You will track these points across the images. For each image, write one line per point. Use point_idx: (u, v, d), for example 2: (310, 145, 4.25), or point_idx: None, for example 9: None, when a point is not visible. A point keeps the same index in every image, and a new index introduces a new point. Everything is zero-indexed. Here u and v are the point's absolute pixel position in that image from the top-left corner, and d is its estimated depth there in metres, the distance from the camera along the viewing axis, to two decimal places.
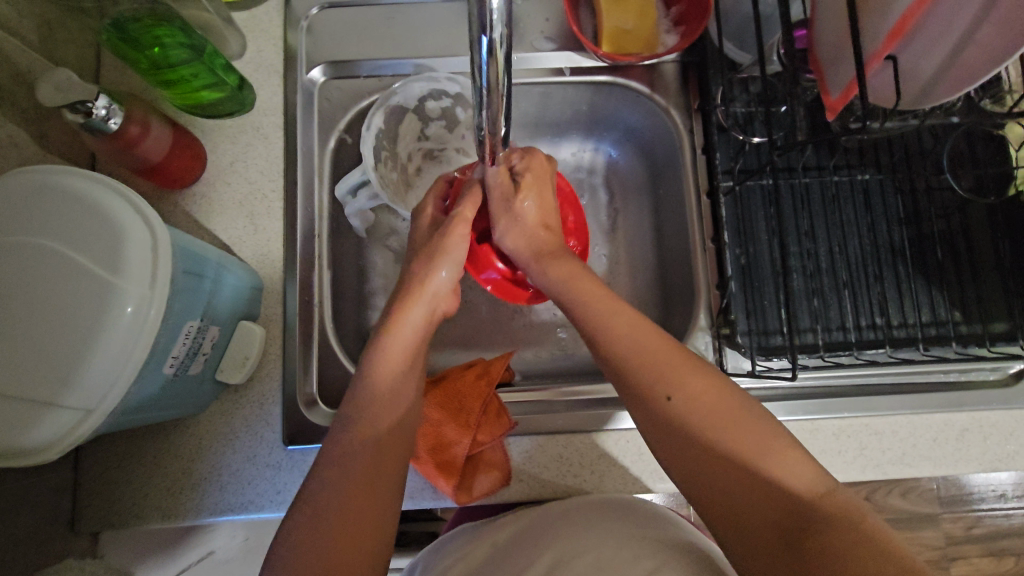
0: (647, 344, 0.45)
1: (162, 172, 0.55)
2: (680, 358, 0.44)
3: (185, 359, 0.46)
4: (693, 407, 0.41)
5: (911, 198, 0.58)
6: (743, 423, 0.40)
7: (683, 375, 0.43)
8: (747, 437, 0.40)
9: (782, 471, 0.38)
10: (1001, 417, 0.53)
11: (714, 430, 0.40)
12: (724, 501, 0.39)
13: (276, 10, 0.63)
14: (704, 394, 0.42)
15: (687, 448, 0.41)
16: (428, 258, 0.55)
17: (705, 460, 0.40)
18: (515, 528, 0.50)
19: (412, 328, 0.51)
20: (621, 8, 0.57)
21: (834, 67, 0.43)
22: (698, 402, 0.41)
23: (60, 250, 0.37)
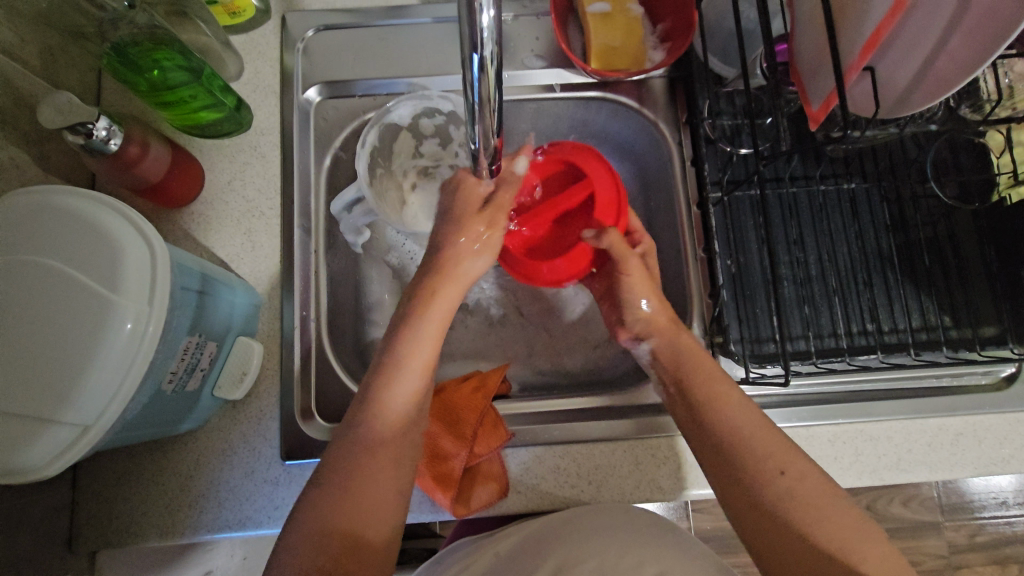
0: (698, 364, 0.52)
1: (162, 192, 0.56)
2: (742, 405, 0.48)
3: (183, 374, 0.46)
4: (737, 419, 0.47)
5: (897, 206, 0.59)
6: (798, 468, 0.44)
7: (728, 394, 0.49)
8: (779, 445, 0.45)
9: (825, 519, 0.41)
10: (994, 421, 0.54)
11: (750, 437, 0.46)
12: (769, 532, 0.42)
13: (273, 33, 0.65)
14: (755, 434, 0.46)
15: (739, 479, 0.45)
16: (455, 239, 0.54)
17: (737, 466, 0.45)
18: (515, 540, 0.50)
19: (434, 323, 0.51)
20: (608, 27, 0.59)
21: (815, 78, 0.44)
22: (739, 415, 0.48)
23: (59, 268, 0.37)
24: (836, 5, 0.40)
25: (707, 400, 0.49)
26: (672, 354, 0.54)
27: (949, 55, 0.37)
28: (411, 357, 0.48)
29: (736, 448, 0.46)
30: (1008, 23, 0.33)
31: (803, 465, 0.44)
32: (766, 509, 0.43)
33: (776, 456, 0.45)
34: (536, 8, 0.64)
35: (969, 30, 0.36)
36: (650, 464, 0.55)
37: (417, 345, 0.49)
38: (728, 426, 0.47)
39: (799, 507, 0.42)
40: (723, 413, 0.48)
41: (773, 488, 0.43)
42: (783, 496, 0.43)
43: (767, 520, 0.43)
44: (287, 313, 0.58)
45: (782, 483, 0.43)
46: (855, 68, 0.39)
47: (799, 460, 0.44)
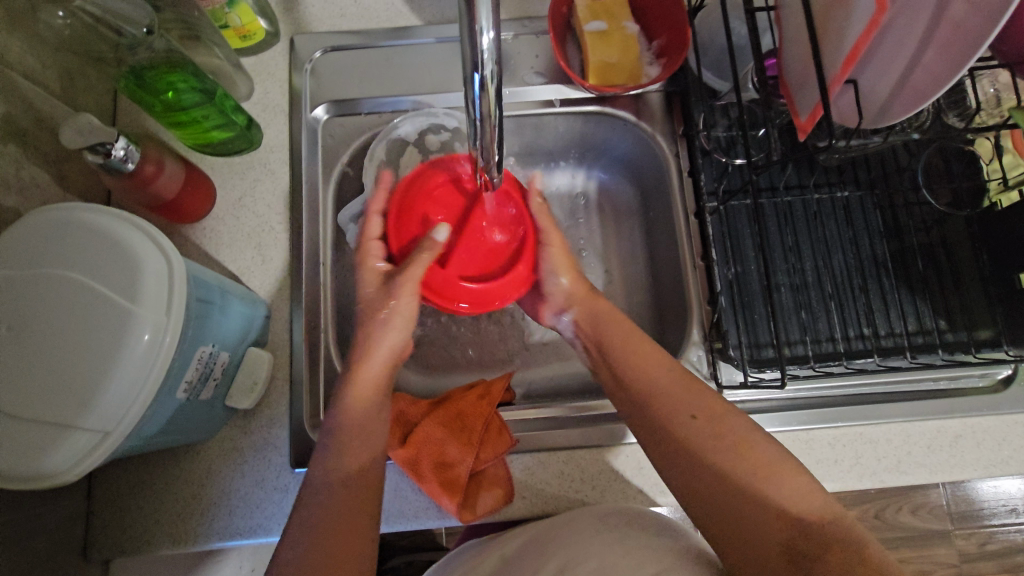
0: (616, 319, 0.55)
1: (174, 208, 0.58)
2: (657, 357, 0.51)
3: (197, 383, 0.48)
4: (647, 365, 0.50)
5: (891, 213, 0.61)
6: (726, 418, 0.45)
7: (638, 340, 0.53)
8: (689, 387, 0.48)
9: (772, 484, 0.41)
10: (992, 423, 0.55)
11: (661, 382, 0.49)
12: (725, 515, 0.42)
13: (283, 55, 0.67)
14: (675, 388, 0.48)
15: (663, 435, 0.47)
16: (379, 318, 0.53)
17: (653, 412, 0.48)
18: (522, 540, 0.51)
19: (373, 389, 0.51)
20: (606, 44, 0.60)
21: (802, 91, 0.45)
22: (651, 363, 0.51)
23: (81, 281, 0.39)
24: (820, 20, 0.42)
25: (623, 349, 0.52)
26: (591, 319, 0.56)
27: (925, 67, 0.39)
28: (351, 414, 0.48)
29: (650, 398, 0.48)
30: (979, 36, 0.35)
31: (713, 403, 0.47)
32: (680, 450, 0.45)
33: (686, 399, 0.47)
34: (536, 27, 0.66)
35: (943, 42, 0.38)
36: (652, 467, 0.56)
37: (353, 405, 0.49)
38: (639, 371, 0.50)
39: (711, 441, 0.44)
40: (638, 361, 0.51)
41: (686, 429, 0.46)
42: (696, 434, 0.45)
43: (688, 459, 0.45)
44: (296, 324, 0.60)
45: (694, 423, 0.46)
46: (838, 80, 0.40)
47: (707, 397, 0.47)
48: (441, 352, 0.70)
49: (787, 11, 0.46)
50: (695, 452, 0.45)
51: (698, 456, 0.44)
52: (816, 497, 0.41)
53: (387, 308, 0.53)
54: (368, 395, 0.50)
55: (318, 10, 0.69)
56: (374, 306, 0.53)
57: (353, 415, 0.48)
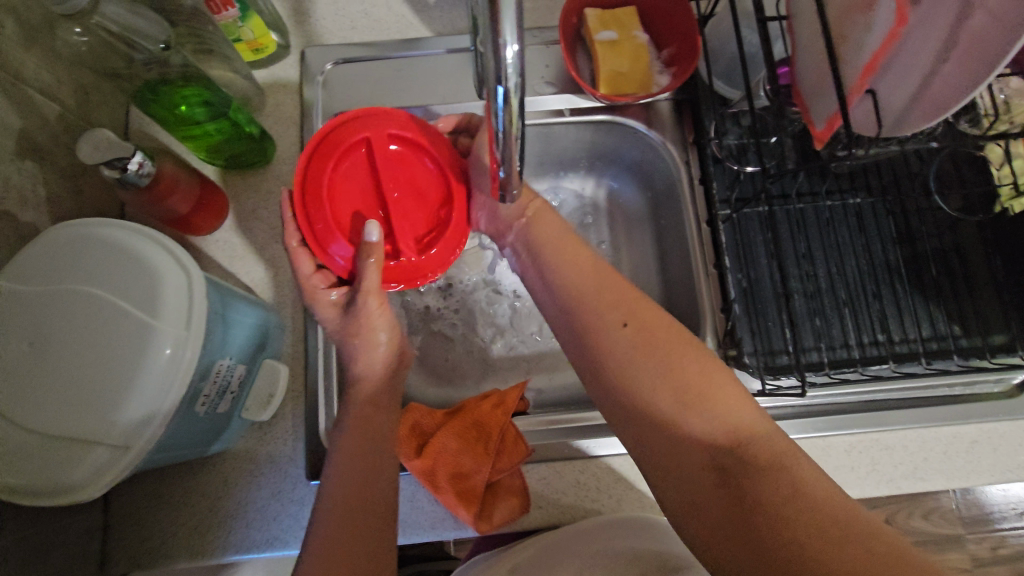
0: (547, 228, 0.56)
1: (188, 221, 0.58)
2: (603, 276, 0.50)
3: (215, 397, 0.48)
4: (579, 276, 0.51)
5: (903, 218, 0.61)
6: (675, 340, 0.45)
7: (569, 248, 0.53)
8: (629, 300, 0.48)
9: (716, 410, 0.41)
10: (1008, 428, 0.55)
11: (594, 295, 0.49)
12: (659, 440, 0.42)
13: (294, 68, 0.68)
14: (619, 301, 0.48)
15: (602, 355, 0.46)
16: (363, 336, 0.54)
17: (587, 320, 0.48)
18: (531, 553, 0.51)
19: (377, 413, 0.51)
20: (615, 53, 0.60)
21: (819, 101, 0.46)
22: (584, 274, 0.50)
23: (102, 297, 0.39)
24: (836, 31, 0.42)
25: (557, 258, 0.53)
26: (535, 235, 0.56)
27: (944, 78, 0.39)
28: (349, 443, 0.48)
29: (582, 308, 0.49)
30: (1001, 48, 0.35)
31: (648, 317, 0.46)
32: (614, 364, 0.45)
33: (621, 313, 0.47)
34: (546, 37, 0.67)
35: (962, 53, 0.38)
36: None
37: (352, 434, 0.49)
38: (567, 275, 0.51)
39: (648, 354, 0.44)
40: (570, 270, 0.51)
41: (619, 338, 0.46)
42: (630, 344, 0.45)
43: (619, 376, 0.45)
44: (310, 336, 0.60)
45: (630, 335, 0.46)
46: (857, 90, 0.40)
47: (642, 308, 0.47)
48: (454, 361, 0.70)
49: (800, 21, 0.47)
50: (632, 367, 0.44)
51: (634, 365, 0.44)
52: (752, 423, 0.41)
53: (366, 325, 0.54)
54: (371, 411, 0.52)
55: (328, 23, 0.69)
56: (352, 332, 0.54)
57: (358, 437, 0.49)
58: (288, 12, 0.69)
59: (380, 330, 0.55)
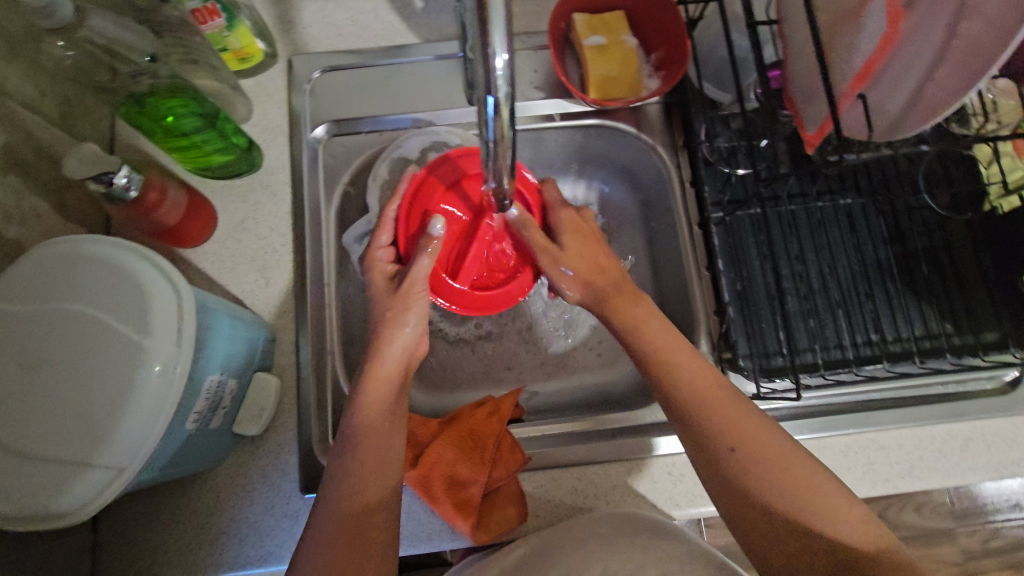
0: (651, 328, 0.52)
1: (176, 233, 0.57)
2: (703, 375, 0.48)
3: (207, 413, 0.47)
4: (678, 371, 0.49)
5: (893, 218, 0.61)
6: (780, 451, 0.43)
7: (677, 360, 0.49)
8: (737, 422, 0.45)
9: (838, 531, 0.40)
10: (1002, 425, 0.55)
11: (701, 396, 0.47)
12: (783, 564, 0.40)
13: (281, 76, 0.67)
14: (724, 406, 0.46)
15: (712, 459, 0.45)
16: (398, 313, 0.54)
17: (695, 442, 0.46)
18: (524, 551, 0.51)
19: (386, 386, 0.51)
20: (605, 58, 0.60)
21: (810, 105, 0.46)
22: (685, 371, 0.49)
23: (91, 315, 0.38)
24: (827, 36, 0.42)
25: (663, 371, 0.49)
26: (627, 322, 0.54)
27: (938, 82, 0.39)
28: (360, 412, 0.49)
29: (688, 410, 0.47)
30: (990, 51, 0.35)
31: (759, 446, 0.44)
32: (735, 478, 0.43)
33: (733, 423, 0.45)
34: (534, 42, 0.67)
35: (954, 57, 0.38)
36: (667, 481, 0.56)
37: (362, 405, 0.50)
38: (679, 392, 0.47)
39: (768, 485, 0.42)
40: (682, 388, 0.48)
41: (736, 476, 0.43)
42: (743, 476, 0.43)
43: (735, 489, 0.43)
44: (303, 347, 0.59)
45: (741, 459, 0.43)
46: (849, 95, 0.40)
47: (755, 436, 0.44)
48: (448, 369, 0.69)
49: (790, 25, 0.47)
50: (749, 491, 0.43)
51: (749, 494, 0.42)
52: (876, 539, 0.40)
53: (402, 304, 0.54)
54: (385, 394, 0.51)
55: (315, 30, 0.69)
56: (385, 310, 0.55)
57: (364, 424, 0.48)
58: (274, 19, 0.68)
59: (413, 312, 0.54)
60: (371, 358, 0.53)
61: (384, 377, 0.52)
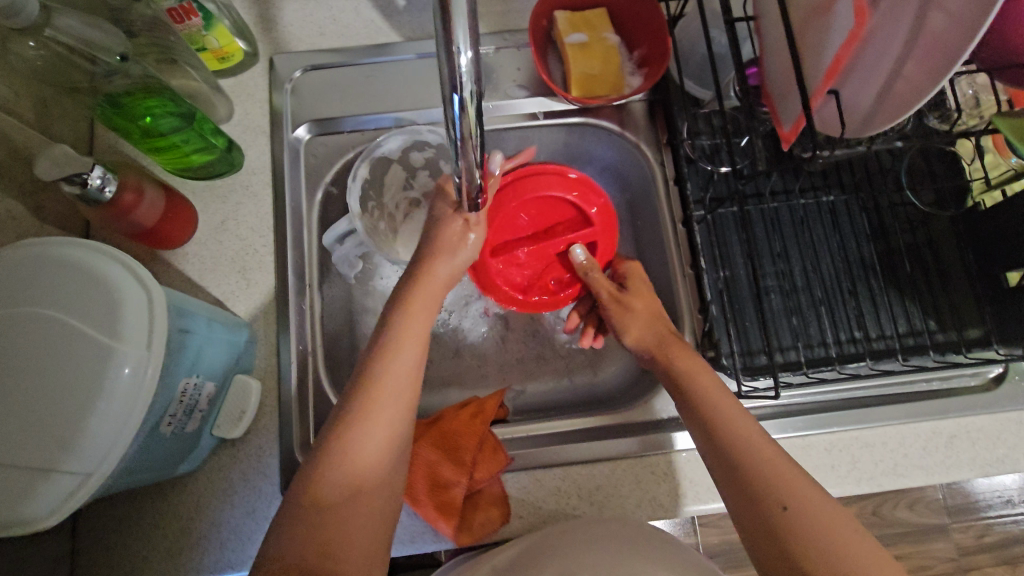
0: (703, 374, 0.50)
1: (156, 235, 0.57)
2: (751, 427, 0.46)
3: (182, 416, 0.47)
4: (725, 420, 0.47)
5: (876, 214, 0.61)
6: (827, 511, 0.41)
7: (731, 409, 0.47)
8: (792, 481, 0.43)
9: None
10: (986, 422, 0.55)
11: (748, 448, 0.45)
12: None
13: (262, 75, 0.67)
14: (772, 460, 0.44)
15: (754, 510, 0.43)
16: (454, 242, 0.54)
17: (739, 490, 0.44)
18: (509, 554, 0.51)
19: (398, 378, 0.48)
20: (586, 55, 0.59)
21: (784, 102, 0.45)
22: (732, 420, 0.46)
23: (57, 318, 0.38)
24: (799, 31, 0.42)
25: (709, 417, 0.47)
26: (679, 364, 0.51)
27: (906, 77, 0.39)
28: (386, 387, 0.48)
29: (738, 460, 0.45)
30: (953, 45, 0.35)
31: (811, 504, 0.42)
32: (778, 531, 0.41)
33: (780, 481, 0.43)
34: (517, 40, 0.67)
35: (920, 52, 0.38)
36: (650, 481, 0.56)
37: (378, 395, 0.47)
38: (732, 445, 0.45)
39: (819, 549, 0.40)
40: (738, 441, 0.45)
41: (783, 533, 0.41)
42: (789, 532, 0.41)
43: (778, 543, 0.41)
44: (284, 348, 0.59)
45: (787, 517, 0.41)
46: (820, 92, 0.40)
47: (809, 495, 0.42)
48: (434, 370, 0.69)
49: (766, 21, 0.46)
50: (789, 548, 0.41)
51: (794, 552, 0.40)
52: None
53: (457, 236, 0.54)
54: (411, 344, 0.51)
55: (296, 29, 0.68)
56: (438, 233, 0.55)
57: (363, 441, 0.45)
58: (254, 18, 0.68)
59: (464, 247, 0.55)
60: (390, 324, 0.52)
61: (413, 331, 0.51)
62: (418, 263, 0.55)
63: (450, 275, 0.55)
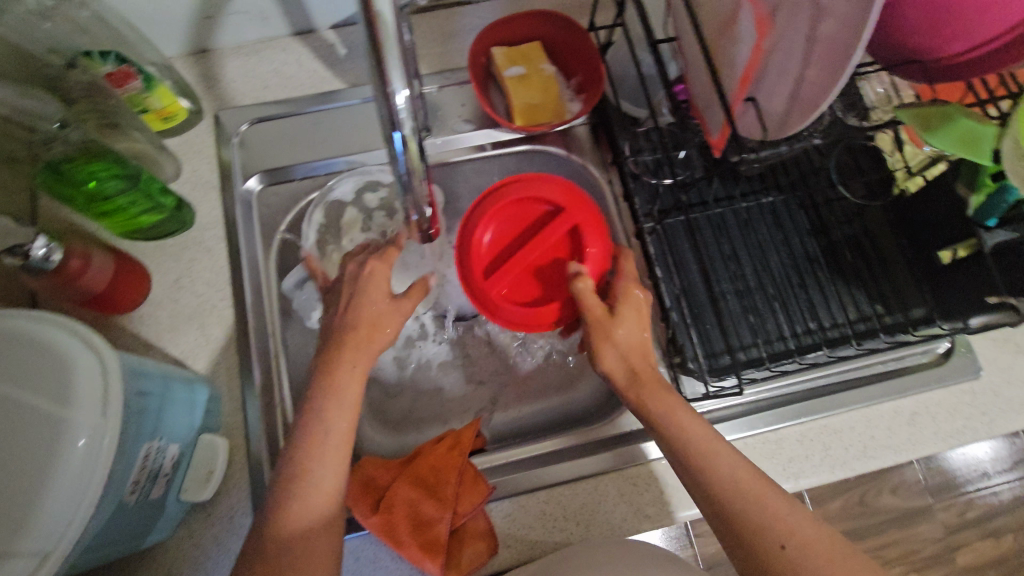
0: (658, 391, 0.49)
1: (107, 300, 0.55)
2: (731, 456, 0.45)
3: (147, 483, 0.45)
4: (707, 452, 0.46)
5: (814, 211, 0.64)
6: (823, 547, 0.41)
7: (682, 419, 0.47)
8: (773, 510, 0.43)
9: None
10: (941, 396, 0.58)
11: (726, 481, 0.44)
12: None
13: (208, 131, 0.67)
14: (757, 492, 0.44)
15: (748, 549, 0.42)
16: (365, 317, 0.53)
17: (731, 525, 0.43)
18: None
19: (333, 453, 0.47)
20: (526, 87, 0.62)
21: (710, 112, 0.48)
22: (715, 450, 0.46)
23: (5, 392, 0.36)
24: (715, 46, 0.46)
25: (690, 449, 0.46)
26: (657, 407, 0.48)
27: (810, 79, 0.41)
28: (320, 473, 0.46)
29: (722, 495, 0.44)
30: None
31: (811, 539, 0.41)
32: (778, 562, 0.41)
33: (777, 528, 0.42)
34: (458, 77, 0.69)
35: None
36: (633, 492, 0.56)
37: (313, 471, 0.46)
38: (708, 479, 0.45)
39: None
40: (711, 463, 0.45)
41: (782, 566, 0.41)
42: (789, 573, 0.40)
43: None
44: (250, 403, 0.57)
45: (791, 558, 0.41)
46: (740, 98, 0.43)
47: (792, 521, 0.42)
48: (406, 408, 0.68)
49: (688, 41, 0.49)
50: None
51: None
52: None
53: (365, 323, 0.52)
54: (347, 407, 0.49)
55: (239, 83, 0.68)
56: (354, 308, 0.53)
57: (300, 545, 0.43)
58: (196, 78, 0.68)
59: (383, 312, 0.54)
60: (314, 397, 0.49)
61: (344, 394, 0.49)
62: (359, 334, 0.52)
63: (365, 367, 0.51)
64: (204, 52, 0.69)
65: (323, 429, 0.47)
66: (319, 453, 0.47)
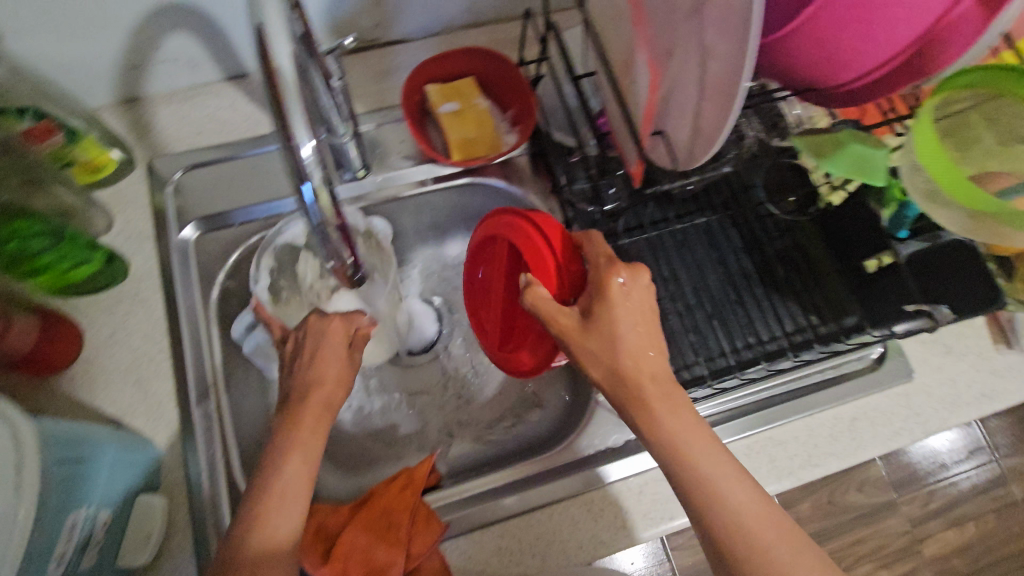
0: (673, 412, 0.42)
1: (34, 362, 0.53)
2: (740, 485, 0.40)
3: (75, 554, 0.43)
4: (715, 481, 0.40)
5: (746, 229, 0.67)
6: None
7: (694, 439, 0.41)
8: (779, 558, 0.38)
9: None
10: (879, 400, 0.60)
11: (730, 514, 0.39)
12: None
13: (141, 180, 0.66)
14: (761, 531, 0.38)
15: None
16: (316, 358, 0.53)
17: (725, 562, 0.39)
18: None
19: (295, 493, 0.46)
20: (462, 122, 0.63)
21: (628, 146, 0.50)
22: (724, 480, 0.40)
23: None
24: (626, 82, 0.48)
25: (693, 472, 0.40)
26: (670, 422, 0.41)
27: None
28: (279, 518, 0.45)
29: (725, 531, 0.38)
30: None
31: None
32: None
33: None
34: (396, 114, 0.69)
35: None
36: (588, 519, 0.56)
37: (276, 514, 0.45)
38: (711, 509, 0.39)
39: None
40: (716, 494, 0.39)
41: None
42: None
43: None
44: (191, 457, 0.56)
45: None
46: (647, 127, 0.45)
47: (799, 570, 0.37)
48: (361, 448, 0.67)
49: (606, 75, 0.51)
50: None
51: None
52: None
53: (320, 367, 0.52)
54: (310, 445, 0.49)
55: (173, 129, 0.67)
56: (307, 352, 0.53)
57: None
58: (128, 127, 0.67)
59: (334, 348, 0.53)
60: (274, 443, 0.48)
61: (309, 432, 0.49)
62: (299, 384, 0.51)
63: (327, 403, 0.51)
64: (135, 101, 0.68)
65: (274, 476, 0.46)
66: (275, 500, 0.45)
